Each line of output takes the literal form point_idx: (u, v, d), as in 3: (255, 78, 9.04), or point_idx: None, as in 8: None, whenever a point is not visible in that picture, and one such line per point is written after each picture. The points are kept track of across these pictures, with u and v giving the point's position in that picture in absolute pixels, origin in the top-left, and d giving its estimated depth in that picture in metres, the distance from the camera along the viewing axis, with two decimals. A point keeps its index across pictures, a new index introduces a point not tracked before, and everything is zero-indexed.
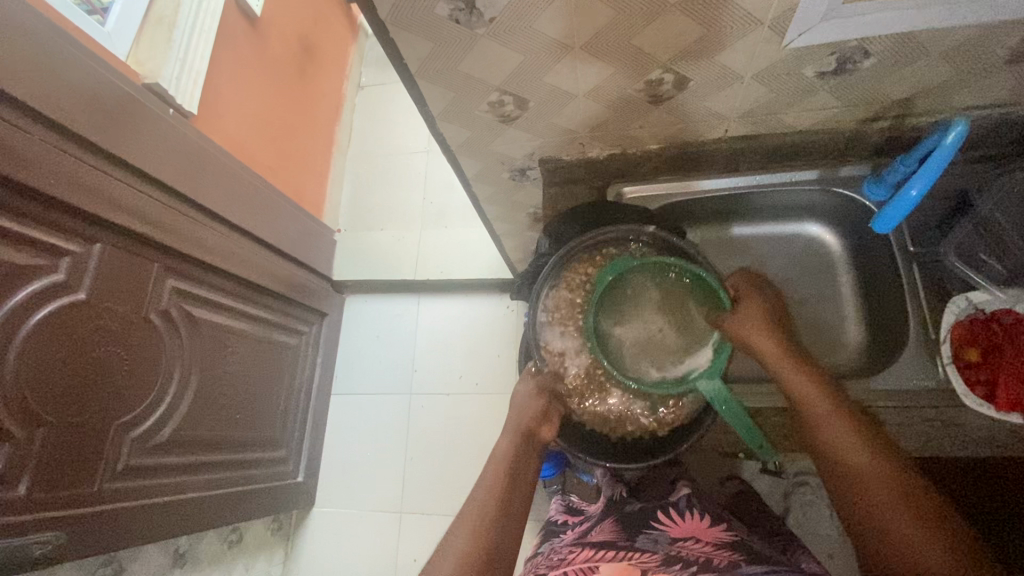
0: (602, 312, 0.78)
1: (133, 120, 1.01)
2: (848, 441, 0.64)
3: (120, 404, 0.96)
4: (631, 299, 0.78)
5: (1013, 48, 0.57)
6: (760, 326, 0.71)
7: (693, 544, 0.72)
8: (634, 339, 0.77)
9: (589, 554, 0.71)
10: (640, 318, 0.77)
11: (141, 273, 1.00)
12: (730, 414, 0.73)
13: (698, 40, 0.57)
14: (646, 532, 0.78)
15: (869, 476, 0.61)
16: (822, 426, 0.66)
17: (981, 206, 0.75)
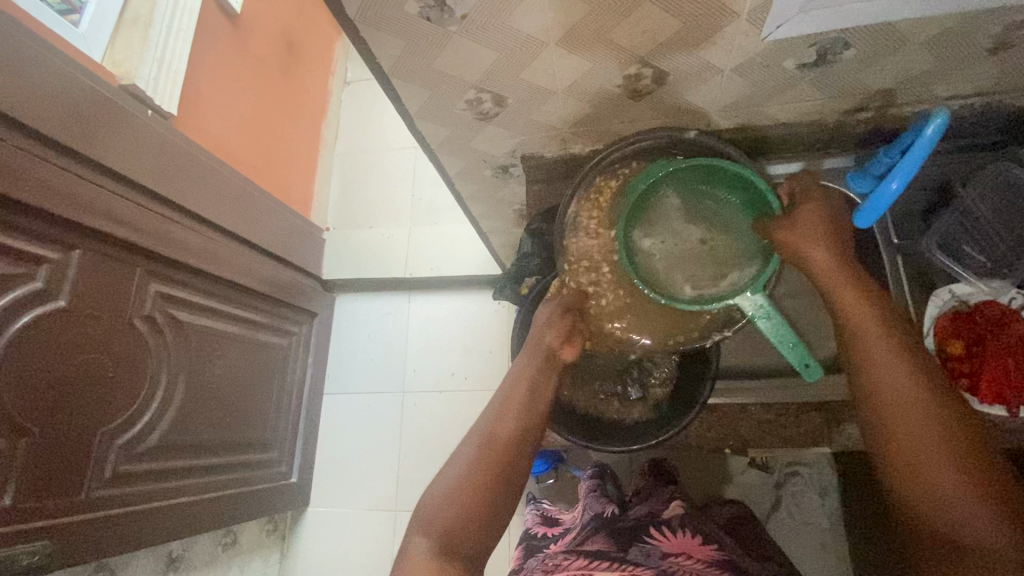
0: (632, 222, 0.69)
1: (110, 123, 0.99)
2: (893, 373, 0.56)
3: (106, 410, 0.96)
4: (665, 208, 0.69)
5: (995, 36, 0.56)
6: (817, 236, 0.62)
7: (685, 560, 0.73)
8: (669, 251, 0.69)
9: (583, 562, 0.71)
10: (678, 228, 0.69)
11: (123, 278, 0.99)
12: (775, 333, 0.66)
13: (676, 33, 0.56)
14: (640, 545, 0.79)
15: (904, 412, 0.54)
16: (867, 355, 0.58)
17: (963, 196, 0.74)
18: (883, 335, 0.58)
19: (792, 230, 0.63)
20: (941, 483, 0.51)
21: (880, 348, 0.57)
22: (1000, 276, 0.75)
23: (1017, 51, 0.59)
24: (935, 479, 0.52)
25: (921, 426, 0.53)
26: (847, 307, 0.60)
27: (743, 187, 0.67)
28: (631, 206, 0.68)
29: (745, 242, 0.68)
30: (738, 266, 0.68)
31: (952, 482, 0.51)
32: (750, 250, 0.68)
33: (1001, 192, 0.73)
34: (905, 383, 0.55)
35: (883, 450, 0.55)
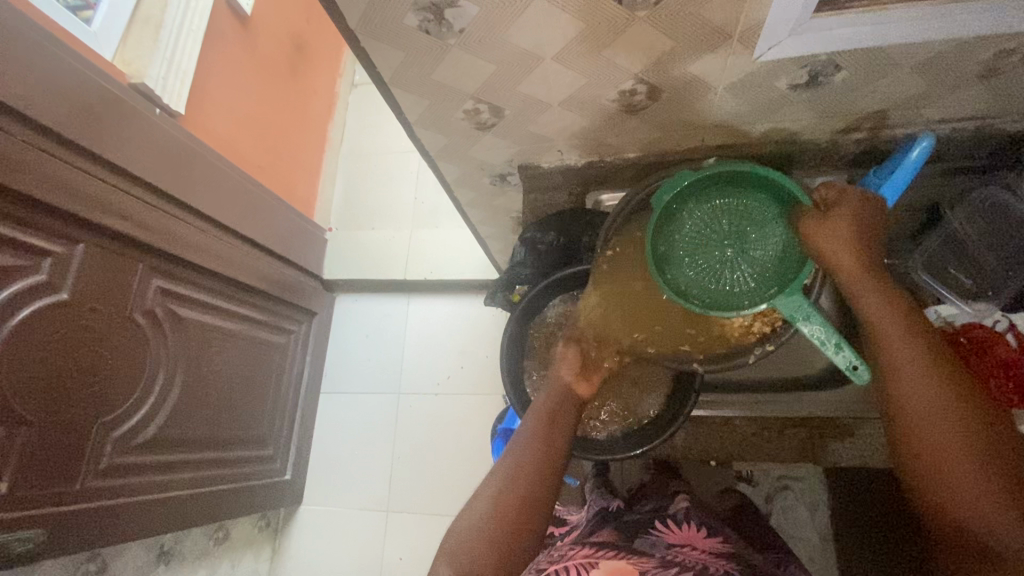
0: (661, 231, 0.69)
1: (118, 119, 1.01)
2: (911, 371, 0.57)
3: (104, 402, 0.97)
4: (697, 215, 0.69)
5: (983, 63, 0.57)
6: (847, 241, 0.62)
7: (690, 550, 0.73)
8: (701, 258, 0.68)
9: (588, 550, 0.72)
10: (707, 236, 0.68)
11: (126, 273, 1.01)
12: (816, 337, 0.64)
13: (668, 52, 0.58)
14: (644, 536, 0.79)
15: (932, 421, 0.55)
16: (887, 352, 0.59)
17: (950, 219, 0.74)
18: (905, 334, 0.59)
19: (822, 227, 0.63)
20: (968, 490, 0.52)
21: (901, 347, 0.59)
22: (985, 299, 0.76)
23: (1005, 78, 0.60)
24: (953, 473, 0.53)
25: (938, 422, 0.55)
26: (869, 306, 0.61)
27: (774, 190, 0.67)
28: (659, 219, 0.69)
29: (781, 243, 0.67)
30: (776, 267, 0.67)
31: (979, 487, 0.52)
32: (786, 250, 0.67)
33: (987, 216, 0.73)
34: (923, 381, 0.57)
35: (911, 455, 0.56)
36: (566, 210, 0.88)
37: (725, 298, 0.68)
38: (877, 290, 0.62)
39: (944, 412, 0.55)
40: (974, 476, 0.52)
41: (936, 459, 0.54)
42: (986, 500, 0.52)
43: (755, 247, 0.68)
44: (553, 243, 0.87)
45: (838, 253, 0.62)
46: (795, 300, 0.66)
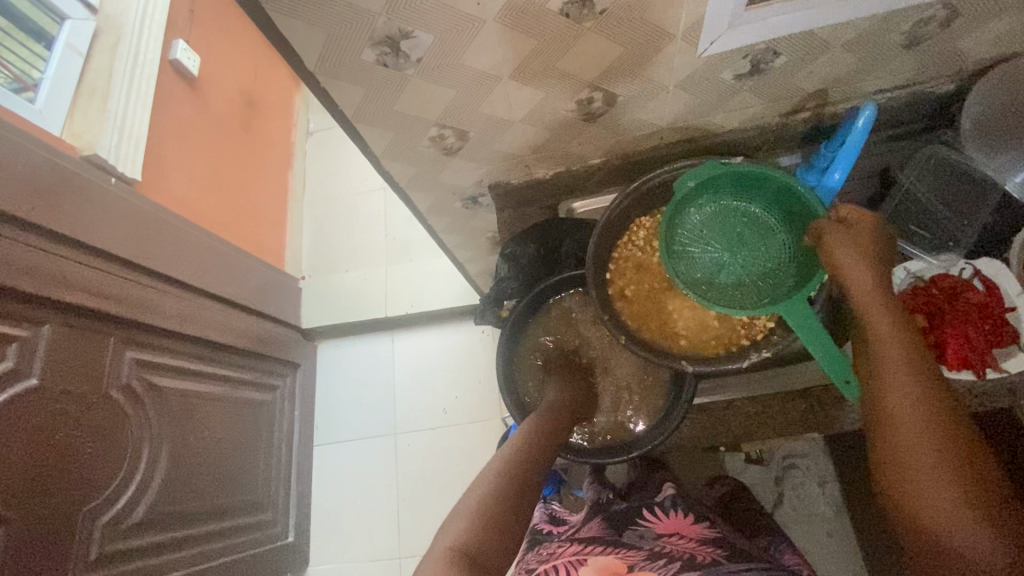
0: (676, 221, 0.69)
1: (73, 192, 0.98)
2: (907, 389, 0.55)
3: (87, 488, 0.92)
4: (704, 215, 0.69)
5: (907, 33, 0.62)
6: (860, 248, 0.59)
7: (678, 539, 0.75)
8: (705, 255, 0.68)
9: (577, 548, 0.76)
10: (715, 235, 0.68)
11: (97, 349, 0.97)
12: (811, 343, 0.63)
13: (619, 58, 0.60)
14: (633, 528, 0.81)
15: (913, 427, 0.54)
16: (886, 366, 0.56)
17: (902, 179, 0.80)
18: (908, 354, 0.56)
19: (838, 235, 0.60)
20: (936, 501, 0.51)
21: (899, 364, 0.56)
22: (949, 250, 0.78)
23: (928, 45, 0.64)
24: (934, 495, 0.51)
25: (924, 443, 0.52)
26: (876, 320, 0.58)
27: (784, 202, 0.66)
28: (672, 209, 0.68)
29: (790, 254, 0.66)
30: (775, 279, 0.66)
31: (949, 502, 0.50)
32: (790, 265, 0.66)
33: (937, 173, 0.78)
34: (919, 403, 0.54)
35: (886, 457, 0.55)
36: (540, 223, 0.87)
37: (725, 293, 0.67)
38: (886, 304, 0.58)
39: (930, 434, 0.53)
40: (951, 492, 0.51)
41: (909, 465, 0.53)
42: (960, 523, 0.50)
43: (757, 255, 0.67)
44: (534, 257, 0.87)
45: (849, 262, 0.59)
46: (794, 311, 0.63)
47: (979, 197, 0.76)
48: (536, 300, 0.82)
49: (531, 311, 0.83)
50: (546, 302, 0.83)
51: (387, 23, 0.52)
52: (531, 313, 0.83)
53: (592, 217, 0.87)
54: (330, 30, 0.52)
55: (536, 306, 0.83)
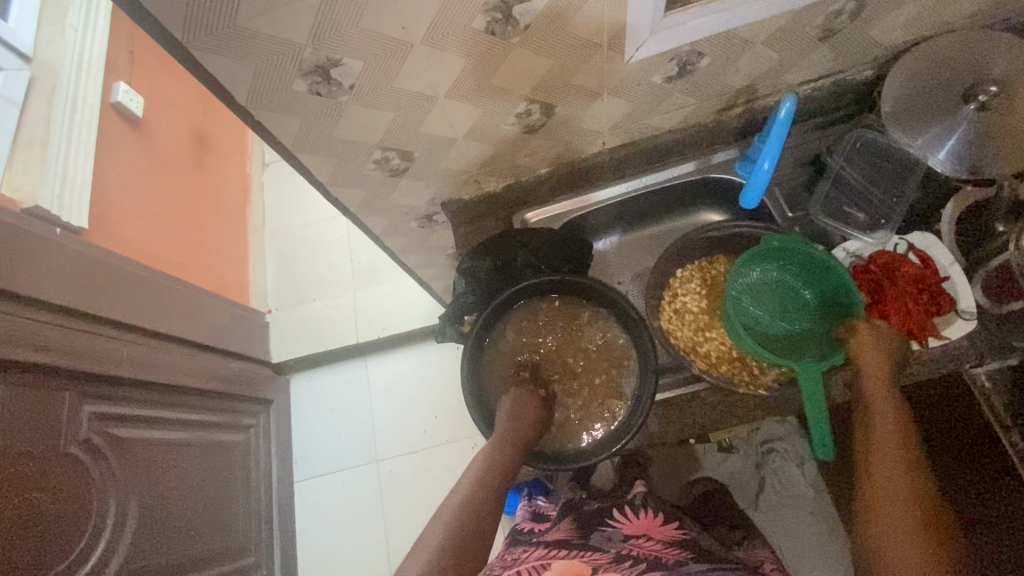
0: (743, 269, 0.77)
1: (14, 246, 0.95)
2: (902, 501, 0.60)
3: (52, 553, 0.88)
4: (766, 278, 0.78)
5: (820, 26, 0.66)
6: (882, 349, 0.68)
7: (645, 541, 0.76)
8: (754, 306, 0.77)
9: (541, 552, 0.76)
10: (768, 299, 0.77)
11: (52, 406, 0.93)
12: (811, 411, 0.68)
13: (550, 69, 0.62)
14: (601, 530, 0.82)
15: (900, 513, 0.60)
16: (884, 455, 0.64)
17: (833, 164, 0.78)
18: (904, 458, 0.63)
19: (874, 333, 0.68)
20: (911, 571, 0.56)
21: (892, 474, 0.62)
22: (884, 226, 0.77)
23: (840, 36, 0.68)
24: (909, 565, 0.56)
25: (904, 535, 0.59)
26: (879, 438, 0.65)
27: (835, 300, 0.74)
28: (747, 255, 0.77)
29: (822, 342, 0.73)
30: (800, 348, 0.73)
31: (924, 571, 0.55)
32: (815, 345, 0.73)
33: (862, 155, 0.78)
34: (902, 493, 0.61)
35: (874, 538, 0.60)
36: (496, 235, 0.86)
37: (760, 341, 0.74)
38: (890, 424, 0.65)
39: (909, 520, 0.59)
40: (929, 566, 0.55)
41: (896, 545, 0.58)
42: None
43: (791, 326, 0.76)
44: (492, 270, 0.85)
45: (873, 355, 0.67)
46: (811, 376, 0.68)
47: (903, 173, 0.77)
48: (499, 311, 0.81)
49: (494, 322, 0.82)
50: (511, 313, 0.82)
51: (314, 54, 0.52)
52: (495, 324, 0.82)
53: (545, 226, 0.88)
54: (258, 64, 0.52)
55: (500, 317, 0.82)
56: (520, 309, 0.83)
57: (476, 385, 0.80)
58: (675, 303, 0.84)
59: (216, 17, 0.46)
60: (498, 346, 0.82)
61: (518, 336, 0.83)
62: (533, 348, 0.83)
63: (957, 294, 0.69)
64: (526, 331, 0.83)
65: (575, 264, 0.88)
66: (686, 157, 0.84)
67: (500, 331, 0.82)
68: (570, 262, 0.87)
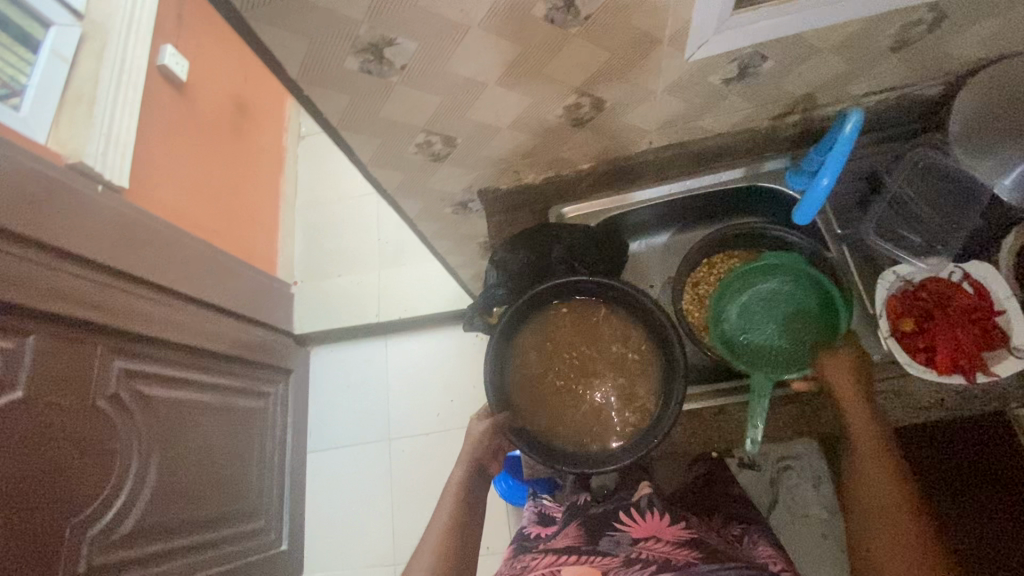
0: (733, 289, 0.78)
1: (54, 200, 0.96)
2: (875, 508, 0.61)
3: (75, 500, 0.90)
4: (761, 294, 0.76)
5: (894, 36, 0.62)
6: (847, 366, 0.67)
7: (654, 543, 0.75)
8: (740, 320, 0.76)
9: (551, 559, 0.76)
10: (756, 317, 0.75)
11: (84, 359, 0.95)
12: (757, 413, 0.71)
13: (605, 64, 0.60)
14: (608, 535, 0.81)
15: (866, 492, 0.63)
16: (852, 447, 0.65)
17: (891, 182, 0.73)
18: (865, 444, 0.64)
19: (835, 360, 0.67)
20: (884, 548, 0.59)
21: (871, 487, 0.62)
22: (939, 254, 0.72)
23: (917, 47, 0.65)
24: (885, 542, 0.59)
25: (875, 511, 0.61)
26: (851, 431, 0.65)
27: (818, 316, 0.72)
28: (747, 267, 0.77)
29: (796, 356, 0.72)
30: (776, 358, 0.73)
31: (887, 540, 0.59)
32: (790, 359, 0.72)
33: (922, 175, 0.74)
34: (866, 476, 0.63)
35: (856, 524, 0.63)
36: (530, 229, 0.85)
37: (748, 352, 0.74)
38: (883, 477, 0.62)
39: (875, 499, 0.62)
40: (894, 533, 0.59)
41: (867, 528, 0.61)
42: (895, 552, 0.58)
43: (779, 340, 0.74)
44: (523, 263, 0.84)
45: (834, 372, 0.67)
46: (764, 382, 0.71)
47: (965, 201, 0.73)
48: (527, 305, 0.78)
49: (523, 318, 0.79)
50: (541, 310, 0.80)
51: (369, 31, 0.51)
52: (523, 319, 0.79)
53: (583, 222, 0.86)
54: (313, 38, 0.51)
55: (529, 313, 0.79)
56: (549, 307, 0.80)
57: (497, 382, 0.77)
58: (697, 291, 0.81)
59: None
60: (523, 343, 0.79)
61: (547, 337, 0.79)
62: (557, 352, 0.78)
63: (1010, 329, 0.62)
64: (556, 332, 0.79)
65: (609, 263, 0.86)
66: (735, 162, 0.82)
67: (528, 329, 0.80)
68: (603, 262, 0.85)
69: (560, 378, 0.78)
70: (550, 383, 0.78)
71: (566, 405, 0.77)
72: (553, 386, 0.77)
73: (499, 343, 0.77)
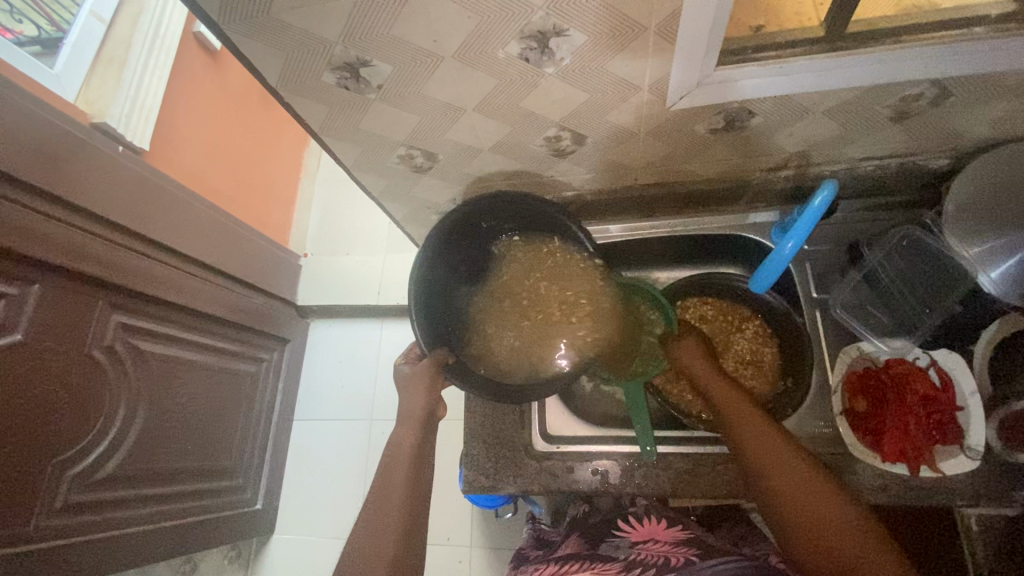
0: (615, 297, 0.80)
1: (74, 156, 1.01)
2: (775, 449, 0.61)
3: (61, 441, 0.96)
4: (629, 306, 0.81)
5: (893, 107, 0.60)
6: (696, 355, 0.74)
7: (653, 544, 0.74)
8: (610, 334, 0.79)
9: (553, 568, 0.72)
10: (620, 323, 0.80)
11: (85, 310, 1.00)
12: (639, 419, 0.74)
13: (584, 103, 0.59)
14: (609, 540, 0.79)
15: (760, 437, 0.63)
16: (728, 404, 0.67)
17: (868, 259, 0.74)
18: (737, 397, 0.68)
19: (682, 347, 0.75)
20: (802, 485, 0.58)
21: (761, 434, 0.63)
22: (907, 335, 0.72)
23: (918, 119, 0.62)
24: (802, 479, 0.59)
25: (775, 451, 0.61)
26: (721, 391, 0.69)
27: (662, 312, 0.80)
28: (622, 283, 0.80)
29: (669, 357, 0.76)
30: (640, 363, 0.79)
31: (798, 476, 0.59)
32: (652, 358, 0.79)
33: (905, 254, 0.73)
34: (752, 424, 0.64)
35: (766, 479, 0.60)
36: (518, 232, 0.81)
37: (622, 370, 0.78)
38: (795, 459, 0.60)
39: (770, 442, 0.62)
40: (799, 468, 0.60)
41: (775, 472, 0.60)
42: (807, 485, 0.58)
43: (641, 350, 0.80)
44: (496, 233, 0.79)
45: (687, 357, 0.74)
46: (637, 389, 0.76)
47: (947, 284, 0.69)
48: (465, 249, 0.77)
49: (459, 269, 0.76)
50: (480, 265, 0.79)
51: (344, 51, 0.52)
52: (458, 270, 0.76)
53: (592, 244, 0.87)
54: (288, 53, 0.52)
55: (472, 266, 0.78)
56: (493, 262, 0.80)
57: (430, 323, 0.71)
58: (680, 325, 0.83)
59: (252, 3, 0.46)
60: (460, 299, 0.76)
61: (490, 293, 0.79)
62: (505, 299, 0.79)
63: (966, 427, 0.65)
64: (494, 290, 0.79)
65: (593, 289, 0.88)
66: (724, 209, 0.83)
67: (468, 285, 0.78)
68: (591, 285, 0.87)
69: (508, 324, 0.77)
70: (495, 326, 0.77)
71: (512, 342, 0.75)
72: (502, 334, 0.76)
73: (433, 290, 0.71)
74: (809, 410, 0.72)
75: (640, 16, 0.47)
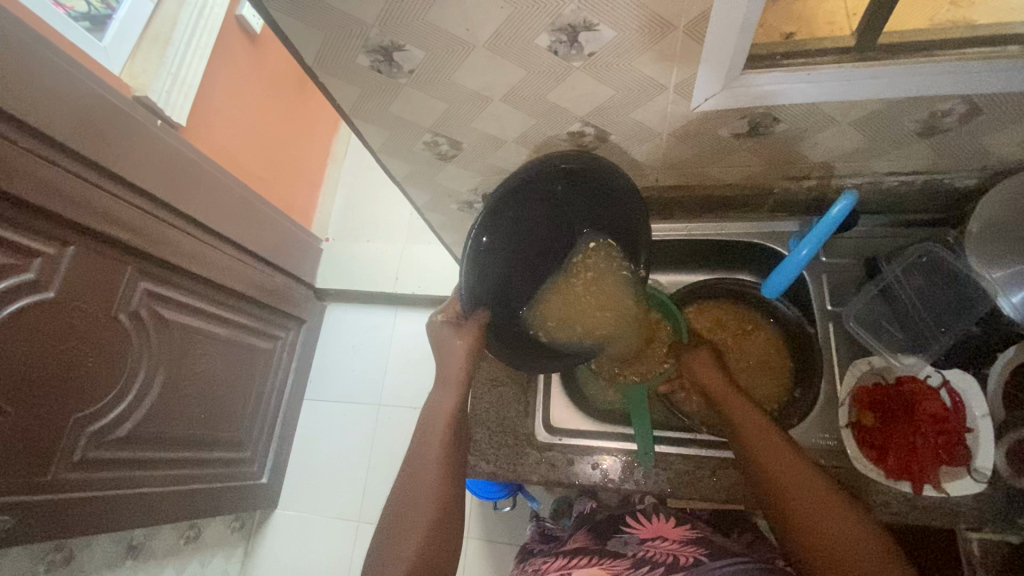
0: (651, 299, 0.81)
1: (115, 126, 1.05)
2: (775, 451, 0.63)
3: (83, 398, 0.99)
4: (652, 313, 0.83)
5: (921, 122, 0.59)
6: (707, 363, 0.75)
7: (661, 543, 0.73)
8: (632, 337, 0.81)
9: (563, 562, 0.72)
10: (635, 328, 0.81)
11: (114, 274, 1.04)
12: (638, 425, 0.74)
13: (609, 99, 0.60)
14: (618, 536, 0.78)
15: (760, 438, 0.64)
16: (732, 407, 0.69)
17: (886, 272, 0.74)
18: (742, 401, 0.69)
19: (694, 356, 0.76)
20: (802, 488, 0.60)
21: (761, 436, 0.65)
22: (920, 353, 0.72)
23: (947, 136, 0.61)
24: (801, 482, 0.60)
25: (776, 453, 0.63)
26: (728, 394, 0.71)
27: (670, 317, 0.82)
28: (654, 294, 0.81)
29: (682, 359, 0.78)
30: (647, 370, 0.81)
31: (797, 479, 0.61)
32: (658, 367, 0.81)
33: (925, 273, 0.72)
34: (751, 423, 0.66)
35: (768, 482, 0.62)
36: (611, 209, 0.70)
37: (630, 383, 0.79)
38: (794, 462, 0.62)
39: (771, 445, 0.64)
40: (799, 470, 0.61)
41: (775, 474, 0.61)
42: (807, 488, 0.60)
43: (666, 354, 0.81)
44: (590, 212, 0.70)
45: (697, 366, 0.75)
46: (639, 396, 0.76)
47: (965, 304, 0.68)
48: (533, 226, 0.68)
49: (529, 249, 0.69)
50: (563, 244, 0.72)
51: (379, 35, 0.53)
52: (523, 251, 0.68)
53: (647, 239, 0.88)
54: (325, 32, 0.54)
55: (540, 255, 0.71)
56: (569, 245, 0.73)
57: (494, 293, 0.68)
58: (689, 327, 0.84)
59: None
60: (523, 279, 0.70)
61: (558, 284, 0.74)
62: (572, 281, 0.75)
63: (973, 451, 0.64)
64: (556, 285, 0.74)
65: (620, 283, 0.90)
66: (743, 217, 0.84)
67: (531, 271, 0.71)
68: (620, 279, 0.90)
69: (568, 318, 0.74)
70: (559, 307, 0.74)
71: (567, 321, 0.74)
72: (562, 316, 0.74)
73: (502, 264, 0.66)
74: (817, 421, 0.72)
75: (669, 15, 0.48)
